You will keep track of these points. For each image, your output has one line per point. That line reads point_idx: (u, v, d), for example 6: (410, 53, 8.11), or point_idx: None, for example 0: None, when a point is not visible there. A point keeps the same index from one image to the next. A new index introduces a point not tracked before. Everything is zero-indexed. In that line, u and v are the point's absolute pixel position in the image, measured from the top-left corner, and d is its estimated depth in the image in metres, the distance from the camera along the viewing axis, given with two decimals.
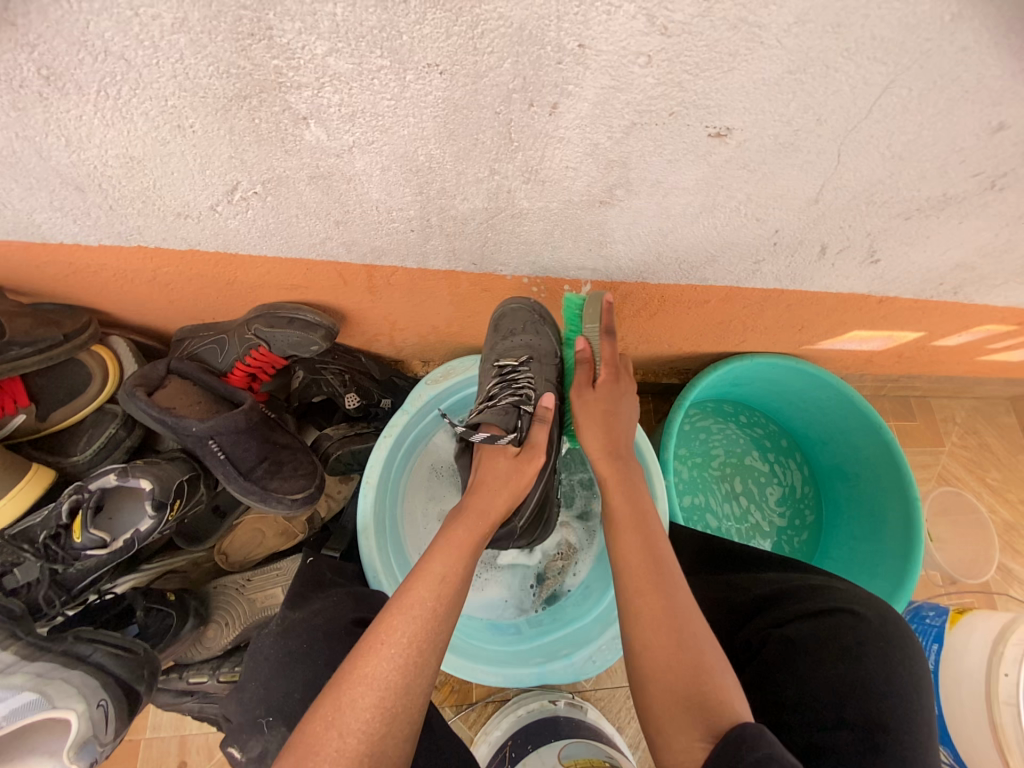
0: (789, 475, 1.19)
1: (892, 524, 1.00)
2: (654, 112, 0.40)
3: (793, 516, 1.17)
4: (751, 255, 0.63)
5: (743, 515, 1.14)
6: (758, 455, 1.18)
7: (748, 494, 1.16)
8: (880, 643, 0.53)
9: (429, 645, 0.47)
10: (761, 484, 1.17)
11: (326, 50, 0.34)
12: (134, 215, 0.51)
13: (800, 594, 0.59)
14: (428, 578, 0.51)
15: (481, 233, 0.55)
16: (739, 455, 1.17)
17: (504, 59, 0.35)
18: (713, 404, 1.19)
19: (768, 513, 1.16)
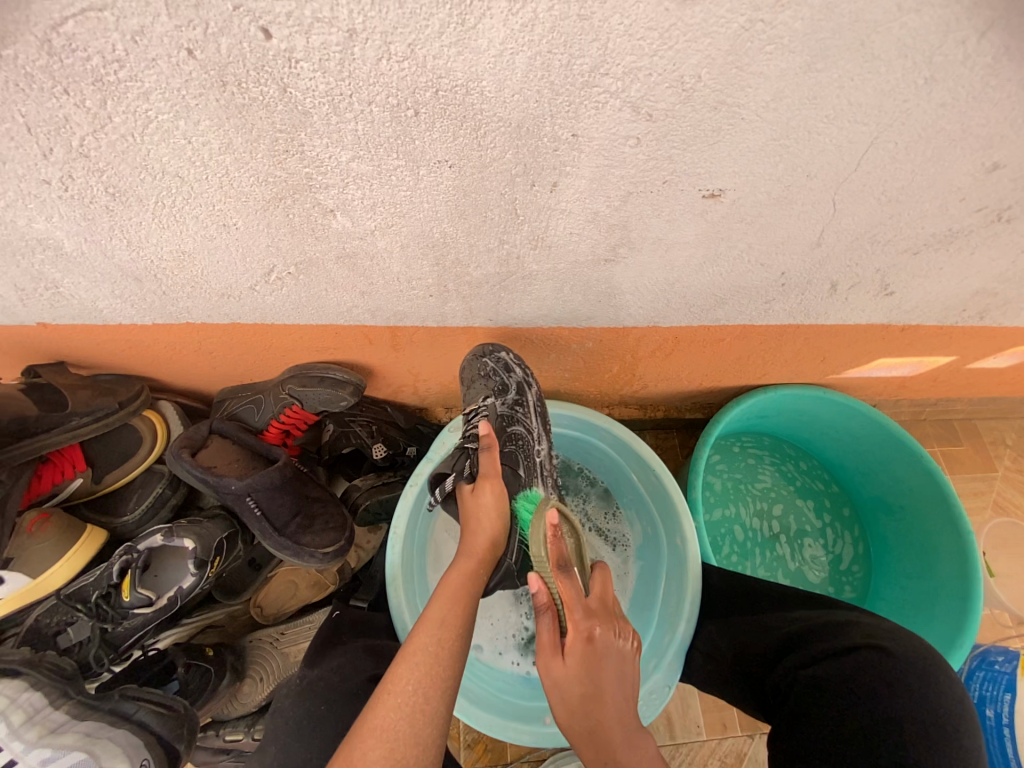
0: (828, 513, 1.14)
1: (945, 559, 0.94)
2: (648, 182, 0.42)
3: (836, 557, 1.11)
4: (761, 295, 0.64)
5: (782, 557, 1.08)
6: (810, 502, 1.14)
7: (791, 546, 1.10)
8: (914, 679, 0.50)
9: (436, 698, 0.47)
10: (808, 534, 1.11)
11: (350, 157, 0.38)
12: (183, 297, 0.57)
13: (827, 633, 0.57)
14: (432, 622, 0.51)
15: (495, 294, 0.59)
16: (776, 493, 1.12)
17: (506, 151, 0.39)
18: (746, 440, 1.15)
19: (810, 555, 1.10)
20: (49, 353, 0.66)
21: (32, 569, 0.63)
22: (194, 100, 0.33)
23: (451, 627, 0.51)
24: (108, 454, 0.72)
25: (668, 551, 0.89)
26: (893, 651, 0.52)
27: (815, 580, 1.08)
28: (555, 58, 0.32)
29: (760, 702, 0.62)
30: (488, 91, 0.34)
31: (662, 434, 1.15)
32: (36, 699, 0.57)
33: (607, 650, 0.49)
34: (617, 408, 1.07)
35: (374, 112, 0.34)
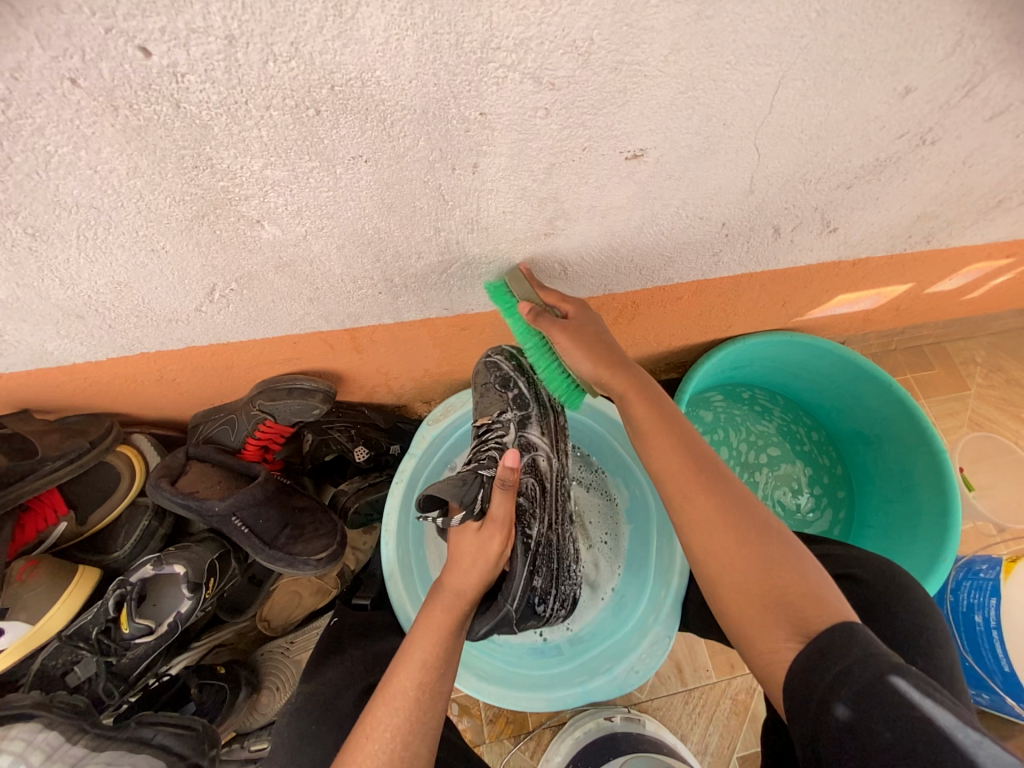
0: (812, 464, 1.16)
1: (924, 482, 0.97)
2: (568, 151, 0.43)
3: (805, 499, 1.14)
4: (708, 248, 0.65)
5: (755, 496, 1.12)
6: (801, 461, 1.16)
7: (770, 500, 1.12)
8: (881, 601, 0.55)
9: (415, 741, 0.51)
10: (790, 490, 1.14)
11: (262, 165, 0.38)
12: (132, 328, 0.56)
13: (808, 566, 0.62)
14: (414, 673, 0.54)
15: (444, 283, 0.59)
16: (763, 437, 1.15)
17: (418, 138, 0.38)
18: (758, 394, 1.18)
19: (782, 496, 1.13)
20: (8, 402, 0.66)
21: (30, 615, 0.64)
22: (89, 129, 0.33)
23: (434, 671, 0.54)
24: (89, 494, 0.72)
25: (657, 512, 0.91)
26: (861, 578, 0.57)
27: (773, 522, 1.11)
28: (443, 39, 0.31)
29: None
30: (385, 80, 0.33)
31: None
32: (53, 737, 0.58)
33: (599, 330, 0.61)
34: None
35: (275, 116, 0.34)
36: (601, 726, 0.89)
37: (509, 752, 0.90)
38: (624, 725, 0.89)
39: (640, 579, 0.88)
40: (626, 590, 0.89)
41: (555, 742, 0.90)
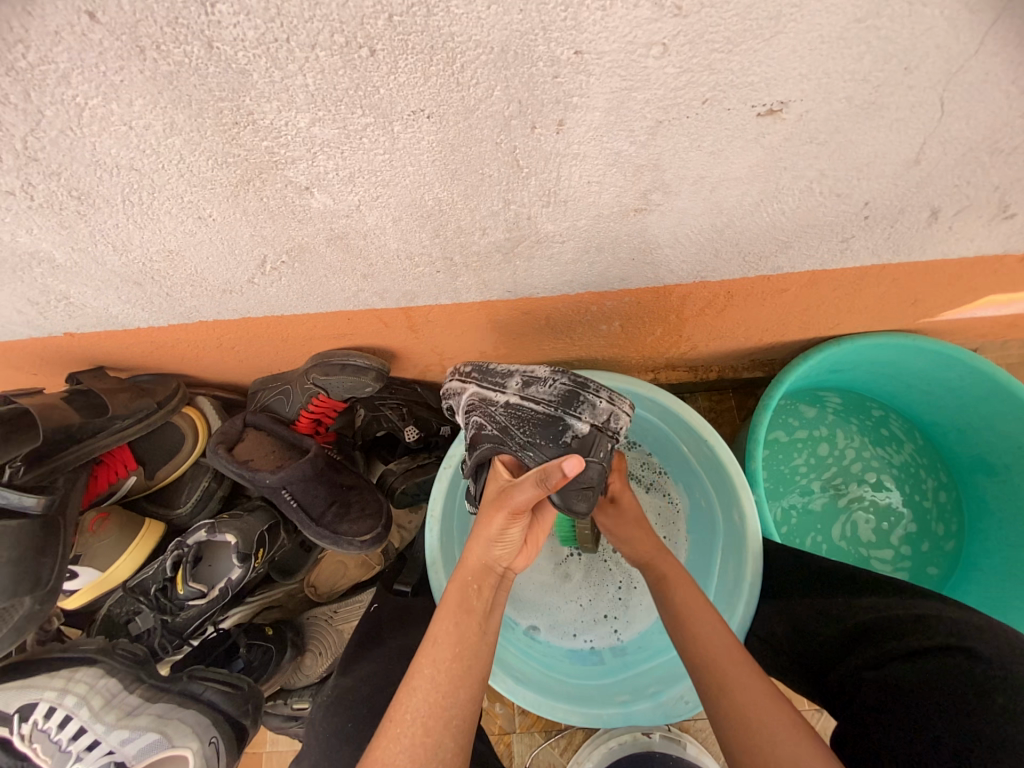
0: (919, 522, 0.98)
1: None
2: (682, 103, 0.33)
3: (886, 542, 0.97)
4: (836, 232, 0.52)
5: (834, 517, 0.98)
6: (904, 510, 0.98)
7: (847, 525, 0.97)
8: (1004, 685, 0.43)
9: (438, 732, 0.47)
10: (876, 528, 0.97)
11: (309, 121, 0.32)
12: (188, 297, 0.54)
13: (900, 629, 0.51)
14: (432, 651, 0.51)
15: (510, 263, 0.52)
16: (877, 461, 0.99)
17: (493, 87, 0.30)
18: (891, 421, 1.01)
19: (859, 521, 0.97)
20: (85, 359, 0.68)
21: (100, 563, 0.69)
22: (116, 75, 0.28)
23: (449, 654, 0.50)
24: (155, 451, 0.74)
25: (723, 533, 0.82)
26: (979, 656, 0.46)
27: (826, 548, 0.96)
28: None
29: (824, 692, 0.57)
30: (456, 7, 0.26)
31: (716, 396, 1.05)
32: (111, 684, 0.62)
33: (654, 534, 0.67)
34: (664, 373, 0.97)
35: (322, 58, 0.28)
36: (638, 742, 0.84)
37: (539, 747, 0.89)
38: (663, 743, 0.84)
39: None
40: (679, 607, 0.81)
41: (587, 747, 0.87)
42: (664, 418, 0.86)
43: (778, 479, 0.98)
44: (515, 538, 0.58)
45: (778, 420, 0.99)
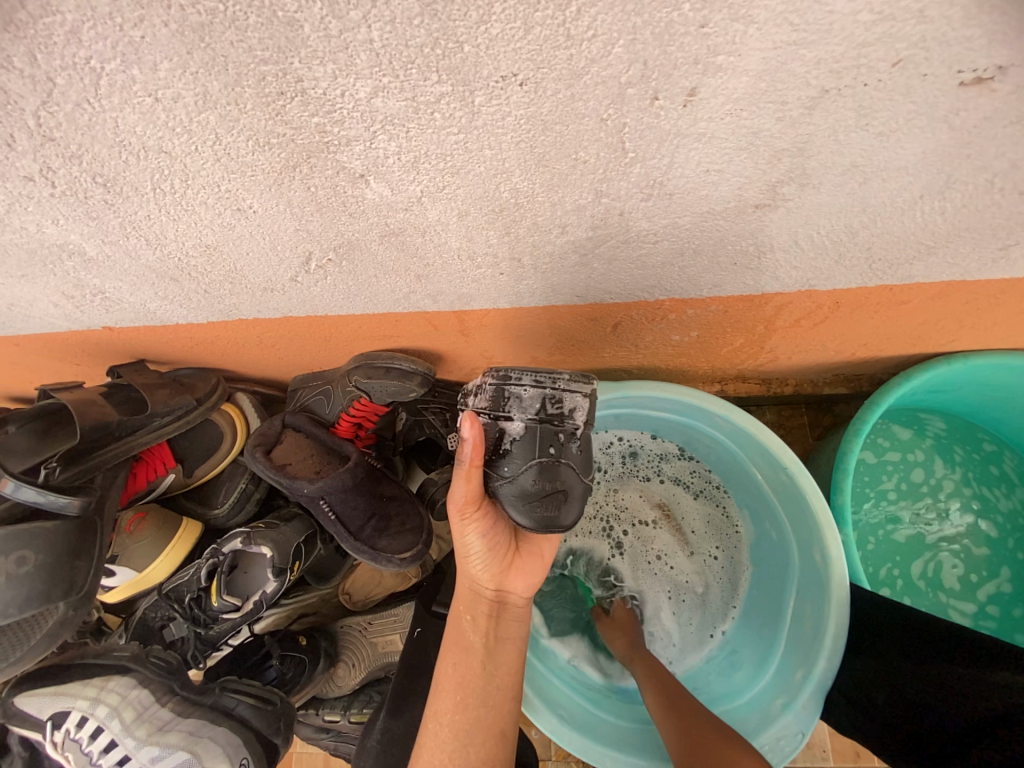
0: (1020, 580, 0.84)
1: None
2: (865, 65, 0.24)
3: (971, 593, 0.84)
4: (1000, 237, 0.42)
5: (915, 555, 0.86)
6: (1003, 563, 0.84)
7: (927, 567, 0.85)
8: None
9: None
10: (963, 575, 0.85)
11: (370, 90, 0.25)
12: (227, 295, 0.49)
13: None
14: (438, 698, 0.49)
15: (586, 266, 0.44)
16: (980, 502, 0.86)
17: (613, 41, 0.23)
18: (1006, 461, 0.87)
19: (946, 562, 0.85)
20: (125, 352, 0.65)
21: (136, 564, 0.68)
22: (136, 29, 0.22)
23: (454, 702, 0.49)
24: (194, 450, 0.71)
25: (800, 572, 0.72)
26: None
27: (900, 586, 0.85)
28: None
29: None
30: None
31: (787, 411, 0.95)
32: (143, 696, 0.60)
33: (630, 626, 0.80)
34: (732, 385, 0.87)
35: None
36: None
37: None
38: None
39: (766, 642, 0.76)
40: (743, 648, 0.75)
41: None
42: (730, 437, 0.76)
43: (860, 502, 0.86)
44: (480, 549, 0.49)
45: (865, 439, 0.88)
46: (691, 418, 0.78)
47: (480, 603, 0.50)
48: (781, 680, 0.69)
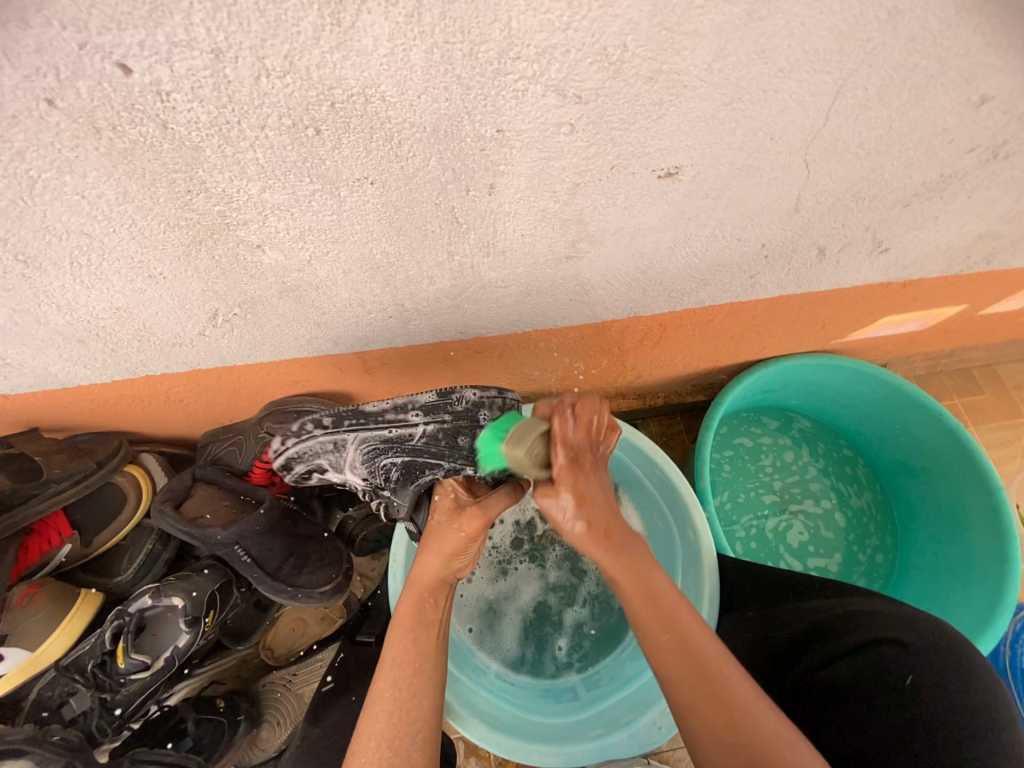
0: (846, 553, 1.02)
1: (977, 577, 0.87)
2: (594, 169, 0.38)
3: (804, 556, 1.01)
4: (745, 270, 0.59)
5: (776, 517, 1.02)
6: (836, 539, 1.03)
7: (783, 530, 1.02)
8: (939, 664, 0.48)
9: (405, 755, 0.46)
10: (805, 539, 1.02)
11: (259, 188, 0.35)
12: (135, 352, 0.54)
13: (836, 627, 0.54)
14: (392, 673, 0.49)
15: (458, 308, 0.55)
16: (837, 494, 1.06)
17: (428, 158, 0.35)
18: (859, 466, 1.08)
19: (798, 527, 1.02)
20: (18, 420, 0.65)
21: (30, 643, 0.64)
22: (72, 152, 0.31)
23: (409, 672, 0.49)
24: (96, 515, 0.70)
25: (681, 550, 0.83)
26: (905, 644, 0.50)
27: (756, 541, 1.01)
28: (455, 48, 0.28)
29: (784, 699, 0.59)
30: (391, 96, 0.30)
31: (666, 420, 1.10)
32: None
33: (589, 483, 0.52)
34: (615, 402, 1.02)
35: (271, 136, 0.31)
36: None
37: None
38: None
39: None
40: None
41: None
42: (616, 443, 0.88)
43: (739, 470, 1.04)
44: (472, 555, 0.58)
45: (743, 426, 1.07)
46: None
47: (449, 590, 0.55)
48: None
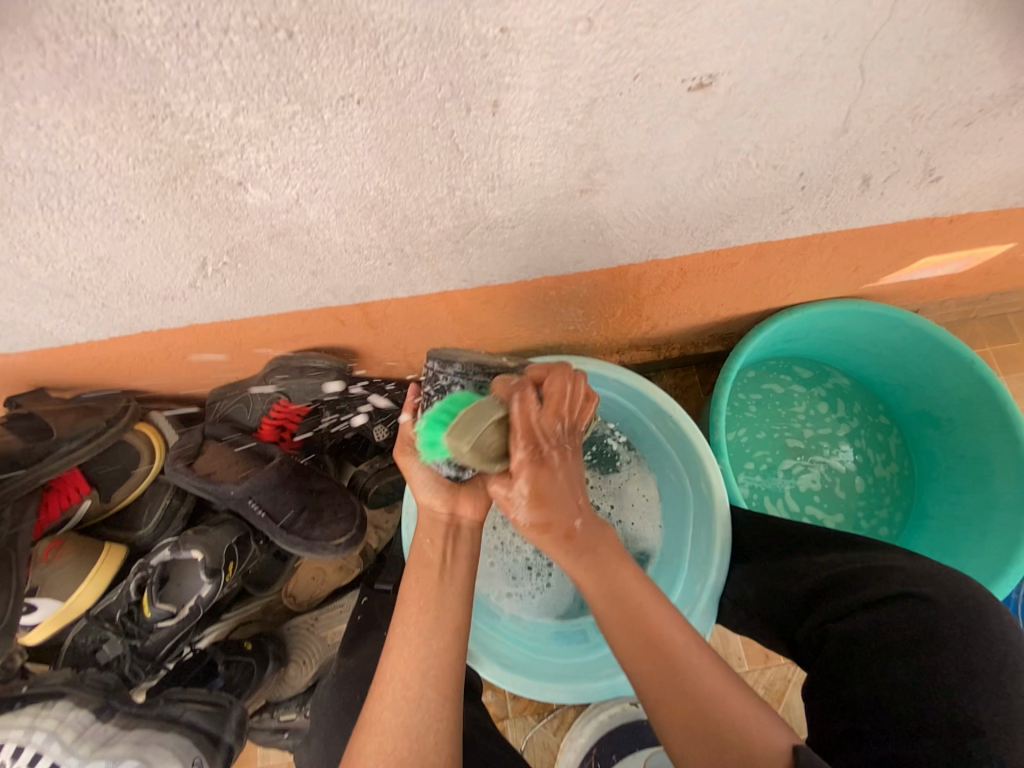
0: (855, 510, 1.00)
1: (993, 530, 0.86)
2: (614, 80, 0.33)
3: (809, 501, 0.99)
4: (777, 204, 0.54)
5: (791, 460, 1.00)
6: (847, 493, 1.01)
7: (796, 475, 1.00)
8: (959, 621, 0.47)
9: (416, 691, 0.46)
10: (813, 487, 0.99)
11: (232, 111, 0.31)
12: (127, 307, 0.52)
13: (860, 581, 0.53)
14: (403, 610, 0.49)
15: (462, 252, 0.51)
16: (864, 457, 1.03)
17: (421, 69, 0.30)
18: (893, 434, 1.04)
19: (813, 473, 1.00)
20: (21, 379, 0.64)
21: (60, 594, 0.67)
22: (13, 69, 0.27)
23: (418, 608, 0.48)
24: (110, 472, 0.71)
25: (694, 501, 0.82)
26: (933, 600, 0.49)
27: (762, 477, 0.99)
28: None
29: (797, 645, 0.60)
30: None
31: (681, 372, 1.06)
32: (82, 717, 0.64)
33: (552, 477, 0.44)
34: (629, 354, 0.98)
35: (237, 43, 0.27)
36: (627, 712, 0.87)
37: (534, 729, 0.89)
38: None
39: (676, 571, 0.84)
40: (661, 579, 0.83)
41: (580, 723, 0.89)
42: (628, 395, 0.85)
43: (764, 414, 1.02)
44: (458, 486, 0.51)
45: (772, 375, 1.04)
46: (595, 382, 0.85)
47: (438, 527, 0.51)
48: (684, 598, 0.78)
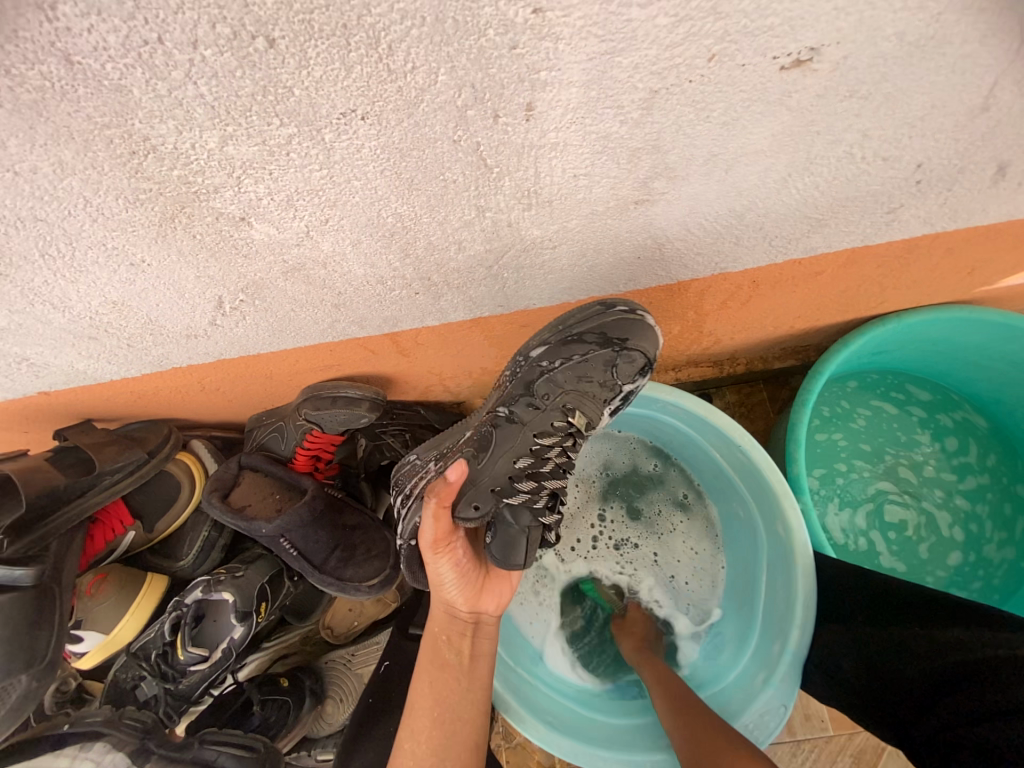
0: (945, 565, 0.84)
1: None
2: (679, 65, 0.26)
3: (890, 528, 0.85)
4: (882, 203, 0.43)
5: (879, 473, 0.86)
6: (937, 542, 0.85)
7: (881, 494, 0.86)
8: None
9: None
10: (899, 517, 0.85)
11: (218, 139, 0.26)
12: (153, 346, 0.50)
13: (1002, 676, 0.41)
14: (413, 719, 0.51)
15: (496, 277, 0.45)
16: (976, 524, 0.85)
17: (433, 70, 0.24)
18: None
19: (902, 495, 0.85)
20: (66, 413, 0.64)
21: (103, 626, 0.68)
22: None
23: (430, 720, 0.50)
24: (152, 503, 0.71)
25: (767, 546, 0.71)
26: None
27: (842, 489, 0.86)
28: None
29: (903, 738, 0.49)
30: None
31: (746, 389, 0.95)
32: (117, 759, 0.62)
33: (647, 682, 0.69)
34: (686, 371, 0.88)
35: (211, 57, 0.22)
36: None
37: None
38: None
39: (744, 630, 0.75)
40: (727, 632, 0.78)
41: None
42: (688, 423, 0.75)
43: (854, 426, 0.88)
44: (454, 575, 0.50)
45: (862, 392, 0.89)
46: (650, 408, 0.77)
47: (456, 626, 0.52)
48: (760, 658, 0.68)
